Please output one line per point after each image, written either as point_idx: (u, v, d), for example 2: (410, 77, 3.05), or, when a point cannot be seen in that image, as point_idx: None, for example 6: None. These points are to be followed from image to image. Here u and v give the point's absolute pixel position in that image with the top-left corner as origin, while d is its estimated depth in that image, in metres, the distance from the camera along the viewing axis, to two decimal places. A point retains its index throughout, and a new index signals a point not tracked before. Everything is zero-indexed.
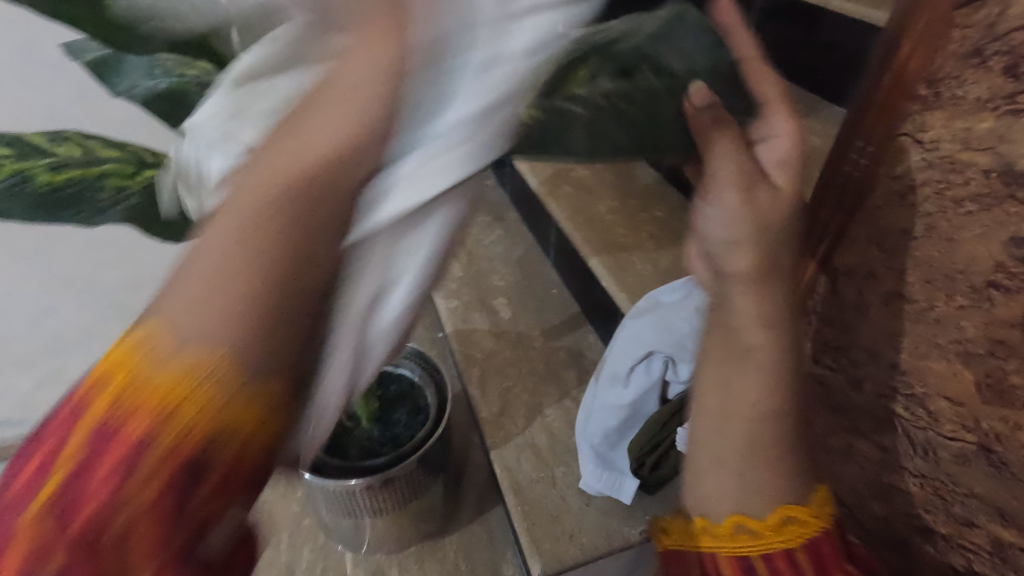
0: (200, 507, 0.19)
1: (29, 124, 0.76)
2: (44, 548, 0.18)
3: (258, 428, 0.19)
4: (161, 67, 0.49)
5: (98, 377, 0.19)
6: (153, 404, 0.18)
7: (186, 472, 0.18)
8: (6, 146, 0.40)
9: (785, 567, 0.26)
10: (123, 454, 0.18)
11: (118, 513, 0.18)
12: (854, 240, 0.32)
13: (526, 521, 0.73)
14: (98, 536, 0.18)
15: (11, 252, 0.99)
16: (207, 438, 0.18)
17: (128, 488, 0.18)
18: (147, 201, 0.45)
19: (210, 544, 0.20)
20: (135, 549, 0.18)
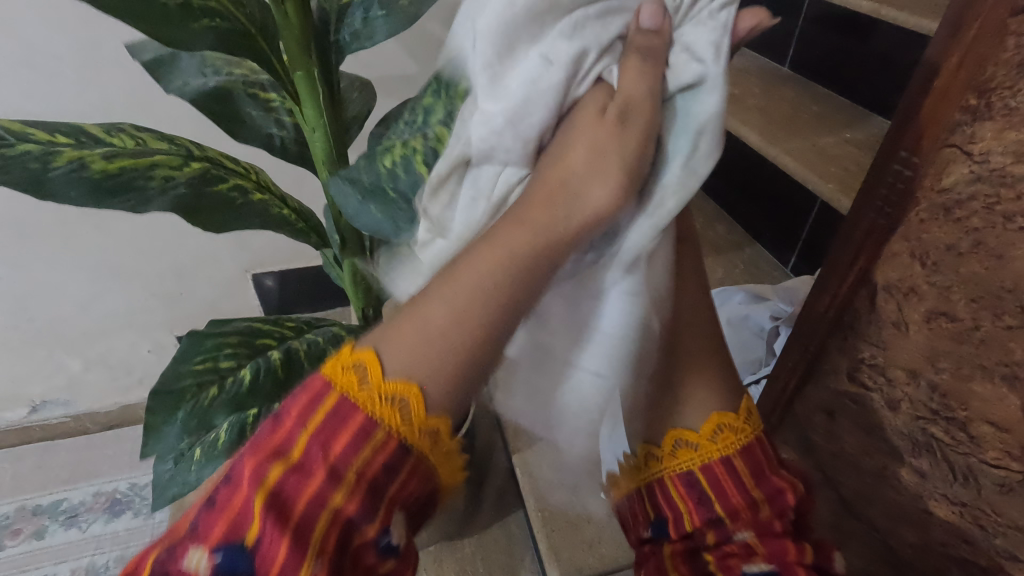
0: (383, 493, 0.31)
1: (90, 118, 0.84)
2: (278, 504, 0.29)
3: (432, 449, 0.33)
4: (210, 66, 0.52)
5: (325, 385, 0.32)
6: (375, 410, 0.31)
7: (380, 471, 0.31)
8: (66, 136, 0.43)
9: (725, 473, 0.40)
10: (348, 445, 0.31)
11: (337, 488, 0.30)
12: (896, 253, 0.31)
13: (546, 528, 0.73)
14: (323, 502, 0.29)
15: (65, 237, 1.05)
16: (400, 441, 0.32)
17: (346, 470, 0.30)
18: (193, 192, 0.46)
19: (383, 539, 0.31)
20: (339, 515, 0.30)
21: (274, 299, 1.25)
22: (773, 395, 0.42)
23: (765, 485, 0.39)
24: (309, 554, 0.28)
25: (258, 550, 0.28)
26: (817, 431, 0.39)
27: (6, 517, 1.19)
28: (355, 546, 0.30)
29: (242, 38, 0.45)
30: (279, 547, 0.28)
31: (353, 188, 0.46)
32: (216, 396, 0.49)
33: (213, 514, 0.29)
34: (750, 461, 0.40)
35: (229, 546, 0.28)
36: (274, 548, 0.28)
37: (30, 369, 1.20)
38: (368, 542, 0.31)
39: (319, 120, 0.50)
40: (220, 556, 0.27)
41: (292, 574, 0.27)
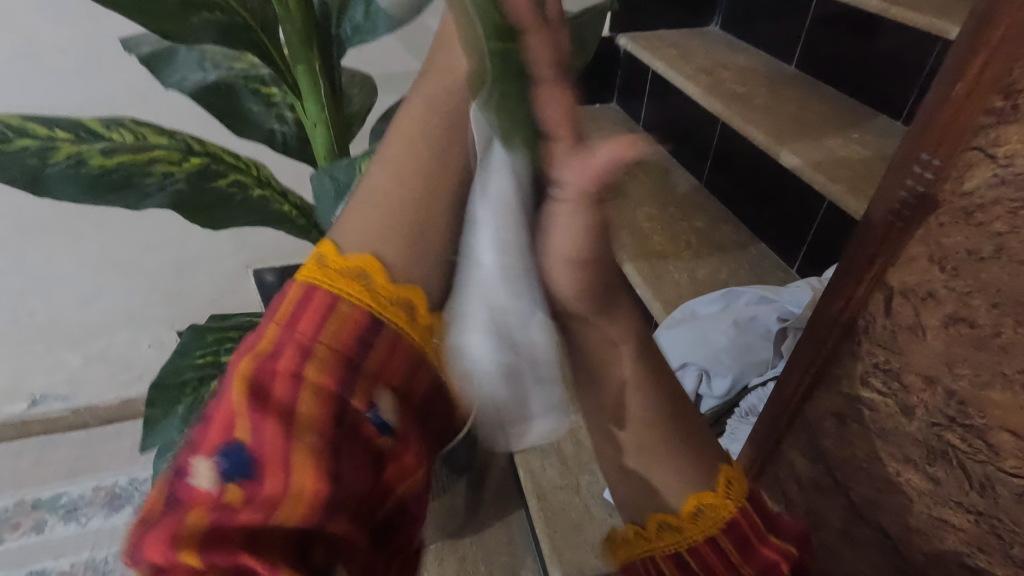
0: (362, 366, 0.30)
1: (93, 112, 0.83)
2: (259, 390, 0.27)
3: (409, 321, 0.32)
4: (209, 61, 0.50)
5: (305, 282, 0.32)
6: (331, 284, 0.32)
7: (353, 344, 0.30)
8: (64, 130, 0.42)
9: (710, 550, 0.33)
10: (317, 323, 0.30)
11: (310, 368, 0.29)
12: (912, 258, 0.31)
13: (549, 529, 0.72)
14: (301, 383, 0.28)
15: (64, 231, 1.04)
16: (367, 308, 0.32)
17: (318, 343, 0.30)
18: (192, 189, 0.45)
19: (371, 411, 0.29)
20: (324, 394, 0.28)
21: (275, 295, 1.24)
22: (782, 399, 0.42)
23: (754, 559, 0.33)
24: (300, 430, 0.26)
25: (254, 442, 0.26)
26: (828, 436, 0.39)
27: (6, 510, 1.19)
28: (349, 424, 0.28)
29: (243, 31, 0.44)
30: (270, 435, 0.26)
31: (331, 185, 0.47)
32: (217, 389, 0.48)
33: (206, 426, 0.27)
34: (738, 538, 0.33)
35: (228, 447, 0.26)
36: (264, 436, 0.26)
37: (29, 363, 1.19)
38: (360, 415, 0.29)
39: (322, 116, 0.49)
40: (222, 455, 0.25)
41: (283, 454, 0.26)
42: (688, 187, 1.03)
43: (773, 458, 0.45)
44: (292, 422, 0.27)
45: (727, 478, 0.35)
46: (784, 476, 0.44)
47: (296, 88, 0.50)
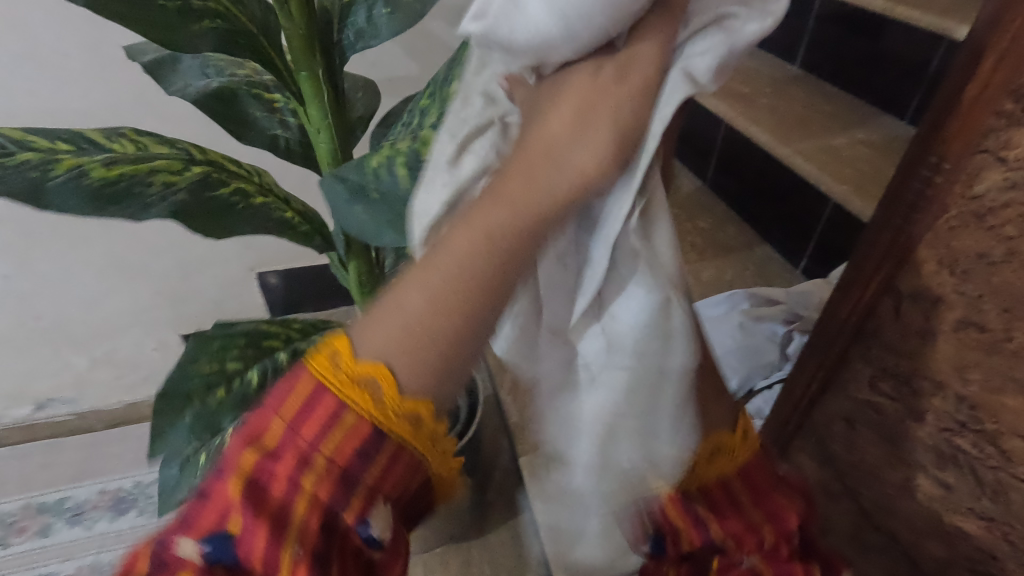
0: (361, 486, 0.29)
1: (101, 119, 0.84)
2: (256, 493, 0.27)
3: (414, 431, 0.29)
4: (212, 67, 0.51)
5: (313, 380, 0.29)
6: (341, 392, 0.29)
7: (354, 461, 0.28)
8: (66, 142, 0.43)
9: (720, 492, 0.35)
10: (322, 435, 0.28)
11: (309, 481, 0.28)
12: (922, 261, 0.30)
13: (555, 532, 0.72)
14: (298, 494, 0.27)
15: (69, 235, 1.05)
16: (372, 425, 0.29)
17: (318, 456, 0.28)
18: (194, 198, 0.45)
19: (364, 529, 0.29)
20: (320, 512, 0.27)
21: (279, 298, 1.25)
22: (790, 401, 0.41)
23: (762, 504, 0.34)
24: (290, 541, 0.26)
25: (242, 546, 0.25)
26: (837, 439, 0.39)
27: (12, 513, 1.19)
28: (338, 540, 0.28)
29: (245, 38, 0.44)
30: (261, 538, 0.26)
31: (346, 187, 0.44)
32: (224, 397, 0.48)
33: (199, 507, 0.27)
34: (749, 480, 0.35)
35: (213, 538, 0.26)
36: (252, 543, 0.25)
37: (35, 366, 1.20)
38: (350, 533, 0.28)
39: (323, 121, 0.49)
40: (206, 547, 0.25)
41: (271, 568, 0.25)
42: (692, 188, 1.03)
43: (780, 461, 0.45)
44: (283, 536, 0.26)
45: (745, 420, 0.36)
46: None
47: (298, 94, 0.50)
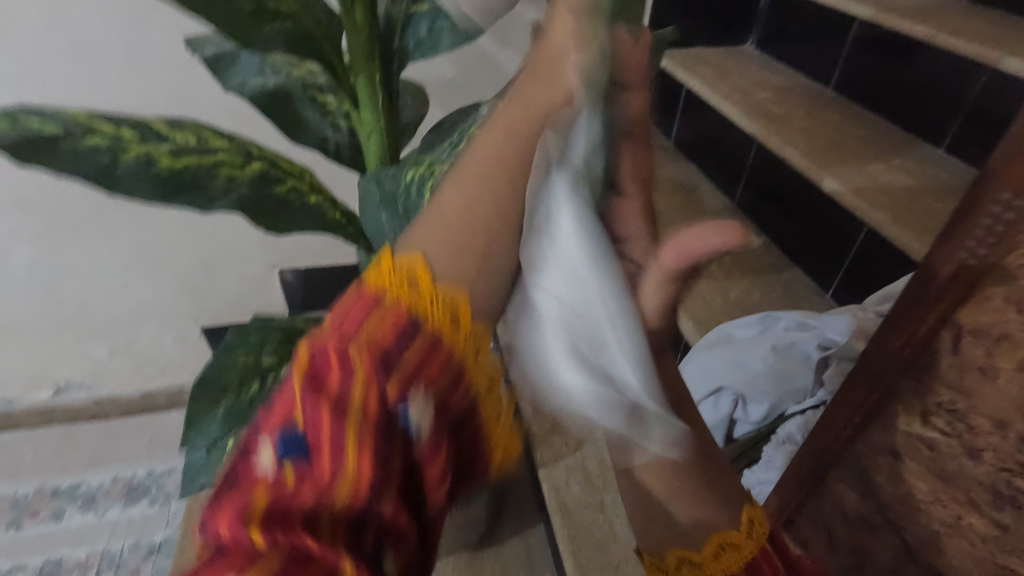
0: (400, 368, 0.32)
1: (134, 110, 0.86)
2: (317, 377, 0.31)
3: (450, 324, 0.35)
4: (270, 66, 0.51)
5: (371, 291, 0.34)
6: (390, 292, 0.34)
7: (392, 341, 0.32)
8: (131, 129, 0.42)
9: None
10: (364, 321, 0.33)
11: (357, 360, 0.31)
12: (987, 297, 0.30)
13: (572, 545, 0.72)
14: (349, 378, 0.31)
15: (100, 225, 1.06)
16: (408, 305, 0.34)
17: (360, 338, 0.32)
18: (253, 192, 0.46)
19: (404, 413, 0.32)
20: (373, 392, 0.31)
21: (299, 295, 1.25)
22: (832, 430, 0.41)
23: None
24: (352, 413, 0.30)
25: (309, 430, 0.29)
26: (881, 472, 0.38)
27: (26, 497, 1.23)
28: (389, 422, 0.31)
29: (309, 42, 0.45)
30: (321, 427, 0.29)
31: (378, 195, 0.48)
32: (256, 394, 0.49)
33: (265, 415, 0.30)
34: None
35: (284, 435, 0.29)
36: (318, 427, 0.29)
37: (57, 351, 1.22)
38: (394, 416, 0.31)
39: (377, 125, 0.50)
40: (279, 440, 0.29)
41: (340, 438, 0.29)
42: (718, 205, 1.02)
43: (816, 489, 0.44)
44: (345, 414, 0.30)
45: (750, 519, 0.38)
46: (829, 509, 0.43)
47: (355, 96, 0.51)
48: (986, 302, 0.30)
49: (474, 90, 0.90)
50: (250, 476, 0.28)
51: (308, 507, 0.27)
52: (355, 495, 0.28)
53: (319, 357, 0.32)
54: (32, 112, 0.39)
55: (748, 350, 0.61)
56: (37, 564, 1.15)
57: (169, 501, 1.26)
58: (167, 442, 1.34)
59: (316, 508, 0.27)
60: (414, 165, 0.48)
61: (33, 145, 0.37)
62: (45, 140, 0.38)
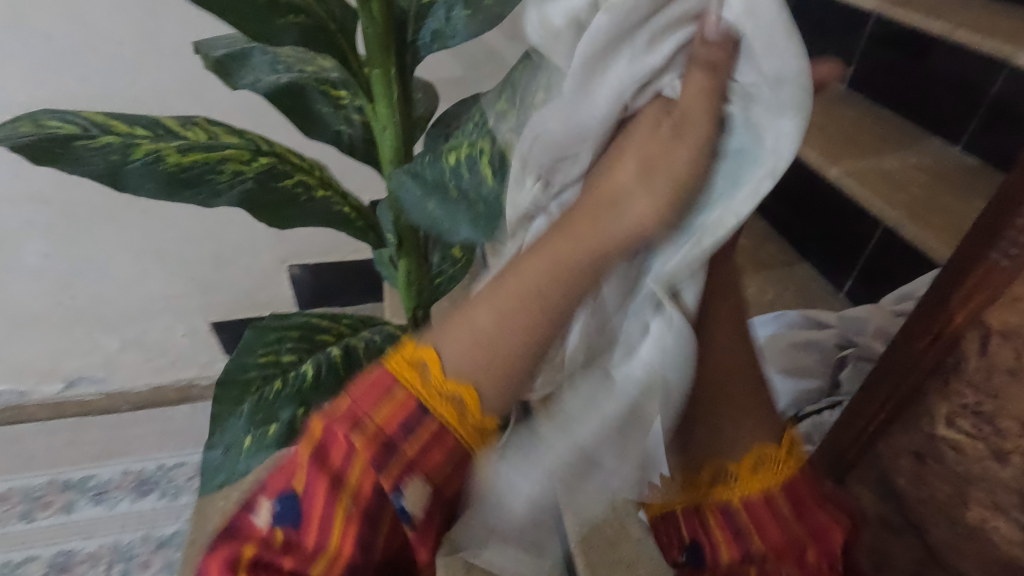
0: (400, 454, 0.34)
1: (145, 105, 0.86)
2: (322, 453, 0.34)
3: (459, 417, 0.35)
4: (282, 63, 0.51)
5: (390, 376, 0.36)
6: (403, 376, 0.36)
7: (398, 429, 0.35)
8: (144, 129, 0.43)
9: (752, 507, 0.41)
10: (376, 413, 0.35)
11: (358, 440, 0.34)
12: (1017, 298, 0.29)
13: (584, 542, 0.72)
14: (350, 461, 0.34)
15: (110, 221, 1.07)
16: (420, 402, 0.35)
17: (368, 419, 0.35)
18: (260, 187, 0.46)
19: (394, 500, 0.34)
20: (368, 479, 0.34)
21: (308, 290, 1.26)
22: (852, 430, 0.41)
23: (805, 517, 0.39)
24: (344, 496, 0.33)
25: (304, 501, 0.33)
26: (904, 473, 0.38)
27: (39, 488, 1.25)
28: (381, 509, 0.34)
29: (322, 36, 0.44)
30: (317, 500, 0.33)
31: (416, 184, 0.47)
32: (281, 389, 0.49)
33: (276, 474, 0.35)
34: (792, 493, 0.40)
35: (282, 498, 0.34)
36: (312, 500, 0.33)
37: (69, 344, 1.23)
38: (383, 504, 0.34)
39: (391, 119, 0.50)
40: (279, 504, 0.33)
41: (328, 516, 0.33)
42: None
43: (835, 490, 0.44)
44: (338, 493, 0.33)
45: (789, 440, 0.42)
46: (847, 510, 0.43)
47: (369, 92, 0.50)
48: (1015, 302, 0.29)
49: (488, 83, 0.90)
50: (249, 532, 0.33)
51: (287, 572, 0.32)
52: (330, 573, 0.32)
53: (329, 435, 0.34)
54: (56, 116, 0.41)
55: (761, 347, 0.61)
56: (51, 556, 1.17)
57: (179, 494, 1.27)
58: (177, 435, 1.35)
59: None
60: (438, 154, 0.48)
61: (48, 143, 0.39)
62: (60, 140, 0.39)
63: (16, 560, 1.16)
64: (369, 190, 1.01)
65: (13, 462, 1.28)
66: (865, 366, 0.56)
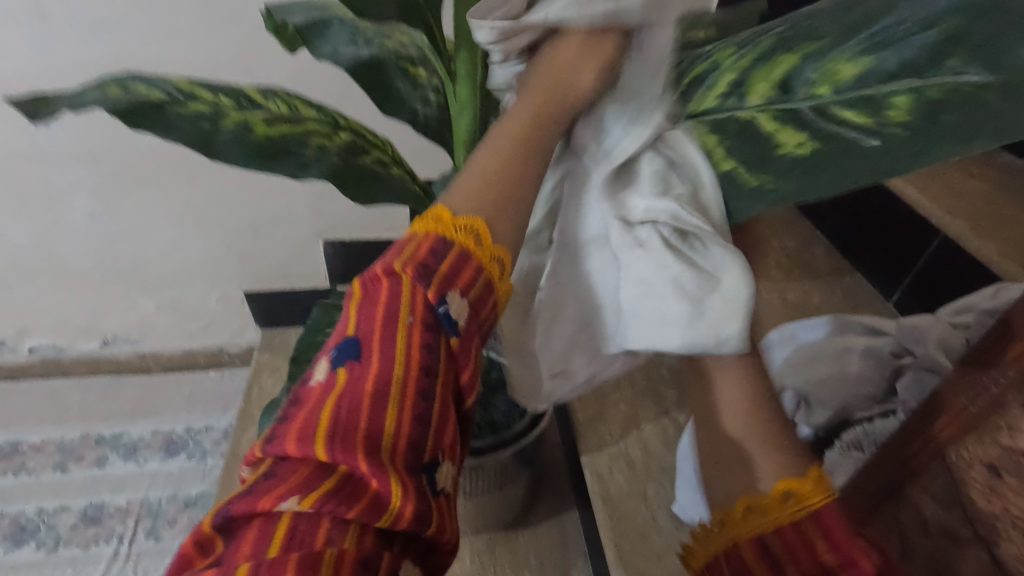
0: (436, 272, 0.39)
1: (221, 69, 0.90)
2: (369, 298, 0.38)
3: (475, 242, 0.41)
4: (360, 35, 0.52)
5: (431, 236, 0.41)
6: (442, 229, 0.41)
7: (428, 261, 0.39)
8: (228, 98, 0.45)
9: (788, 536, 0.44)
10: (408, 251, 0.40)
11: (403, 275, 0.38)
12: None
13: (614, 532, 0.72)
14: (398, 293, 0.38)
15: (156, 183, 1.08)
16: (442, 238, 0.41)
17: (400, 259, 0.39)
18: (343, 162, 0.47)
19: (440, 311, 0.38)
20: (416, 298, 0.38)
21: (341, 266, 1.27)
22: (914, 440, 0.41)
23: (836, 551, 0.42)
24: (402, 314, 0.37)
25: (362, 335, 0.37)
26: (971, 486, 0.38)
27: (73, 442, 1.29)
28: (431, 329, 0.38)
29: (415, 13, 0.47)
30: (375, 333, 0.36)
31: None
32: None
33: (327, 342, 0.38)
34: (822, 526, 0.43)
35: (338, 347, 0.37)
36: (372, 332, 0.37)
37: (109, 303, 1.26)
38: (435, 318, 0.38)
39: (471, 101, 0.52)
40: (335, 356, 0.37)
41: (391, 338, 0.36)
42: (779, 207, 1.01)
43: (892, 498, 0.45)
44: (395, 321, 0.37)
45: (816, 475, 0.46)
46: (905, 519, 0.44)
47: (449, 72, 0.53)
48: None
49: None
50: (312, 386, 0.35)
51: (363, 425, 0.33)
52: (399, 413, 0.34)
53: (377, 288, 0.39)
54: (142, 81, 0.43)
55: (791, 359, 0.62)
56: (82, 507, 1.21)
57: (206, 457, 1.29)
58: (207, 400, 1.38)
59: (371, 423, 0.33)
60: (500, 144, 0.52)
61: (139, 111, 0.40)
62: (152, 105, 0.41)
63: (49, 508, 1.20)
64: (429, 167, 1.05)
65: (51, 414, 1.32)
66: (925, 377, 0.54)
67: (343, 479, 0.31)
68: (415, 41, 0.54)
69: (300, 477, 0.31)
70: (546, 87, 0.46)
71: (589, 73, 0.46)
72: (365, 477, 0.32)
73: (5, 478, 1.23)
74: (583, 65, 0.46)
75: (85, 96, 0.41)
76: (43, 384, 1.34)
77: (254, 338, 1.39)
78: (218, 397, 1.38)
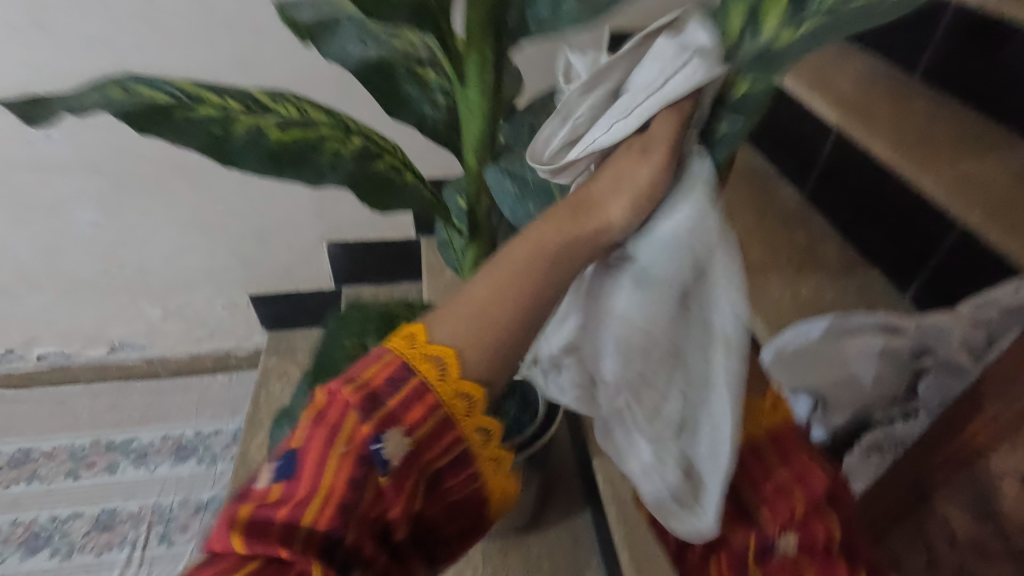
0: (384, 402, 0.35)
1: (219, 74, 0.89)
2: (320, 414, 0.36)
3: (440, 379, 0.36)
4: (369, 35, 0.50)
5: (395, 358, 0.37)
6: (412, 360, 0.37)
7: (382, 385, 0.36)
8: (236, 100, 0.43)
9: (753, 456, 0.41)
10: (362, 376, 0.37)
11: (347, 397, 0.35)
12: None
13: (628, 539, 0.71)
14: (345, 413, 0.35)
15: (159, 189, 1.07)
16: (405, 364, 0.37)
17: (353, 381, 0.36)
18: (358, 168, 0.46)
19: (377, 443, 0.34)
20: (355, 425, 0.35)
21: (345, 267, 1.26)
22: (942, 451, 0.40)
23: (792, 463, 0.40)
24: (339, 439, 0.34)
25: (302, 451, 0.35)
26: (1004, 500, 0.37)
27: (83, 449, 1.29)
28: (363, 461, 0.34)
29: (428, 17, 0.44)
30: (312, 448, 0.34)
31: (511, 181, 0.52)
32: None
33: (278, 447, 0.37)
34: (781, 441, 0.41)
35: (282, 457, 0.35)
36: (308, 450, 0.35)
37: (115, 310, 1.26)
38: (369, 453, 0.34)
39: (481, 108, 0.50)
40: (278, 463, 0.35)
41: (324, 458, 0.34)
42: (790, 199, 0.99)
43: (917, 509, 0.43)
44: (333, 443, 0.34)
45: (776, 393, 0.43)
46: (932, 530, 0.42)
47: (461, 76, 0.50)
48: None
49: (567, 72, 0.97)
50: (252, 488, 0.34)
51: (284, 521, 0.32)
52: (317, 519, 0.32)
53: (326, 404, 0.36)
54: (145, 83, 0.41)
55: (799, 360, 0.59)
56: (94, 514, 1.21)
57: (216, 462, 1.30)
58: (215, 404, 1.38)
59: (292, 519, 0.32)
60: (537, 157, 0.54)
61: (148, 116, 0.39)
62: (159, 110, 0.39)
63: (63, 515, 1.20)
64: (432, 167, 1.04)
65: (61, 422, 1.32)
66: (947, 380, 0.53)
67: (258, 567, 0.31)
68: (426, 42, 0.53)
69: (216, 568, 0.31)
70: (570, 203, 0.38)
71: (617, 197, 0.37)
72: (286, 561, 0.31)
73: (19, 487, 1.23)
74: (612, 191, 0.37)
75: (87, 102, 0.39)
76: (53, 391, 1.34)
77: (260, 341, 1.39)
78: (226, 400, 1.38)
